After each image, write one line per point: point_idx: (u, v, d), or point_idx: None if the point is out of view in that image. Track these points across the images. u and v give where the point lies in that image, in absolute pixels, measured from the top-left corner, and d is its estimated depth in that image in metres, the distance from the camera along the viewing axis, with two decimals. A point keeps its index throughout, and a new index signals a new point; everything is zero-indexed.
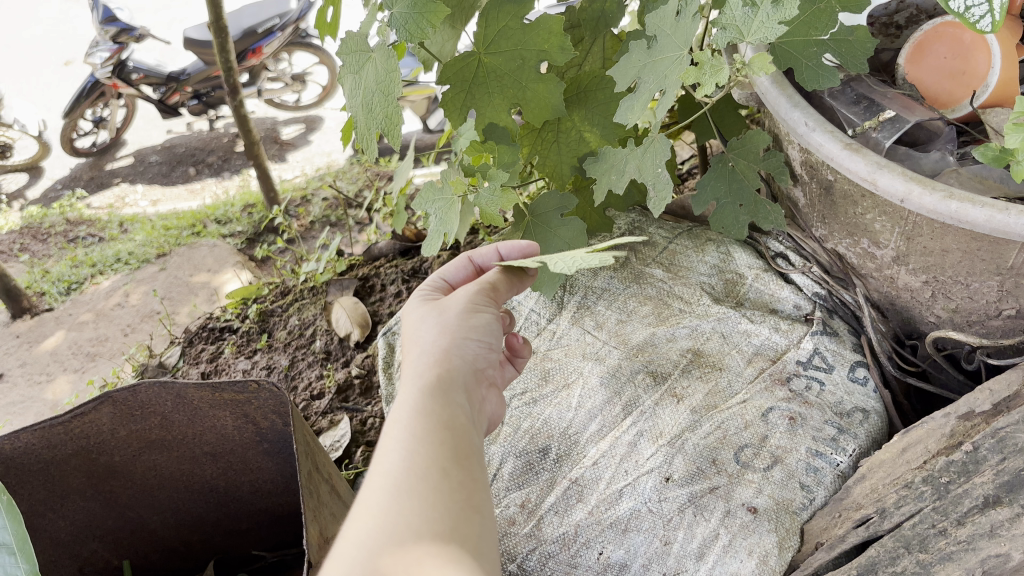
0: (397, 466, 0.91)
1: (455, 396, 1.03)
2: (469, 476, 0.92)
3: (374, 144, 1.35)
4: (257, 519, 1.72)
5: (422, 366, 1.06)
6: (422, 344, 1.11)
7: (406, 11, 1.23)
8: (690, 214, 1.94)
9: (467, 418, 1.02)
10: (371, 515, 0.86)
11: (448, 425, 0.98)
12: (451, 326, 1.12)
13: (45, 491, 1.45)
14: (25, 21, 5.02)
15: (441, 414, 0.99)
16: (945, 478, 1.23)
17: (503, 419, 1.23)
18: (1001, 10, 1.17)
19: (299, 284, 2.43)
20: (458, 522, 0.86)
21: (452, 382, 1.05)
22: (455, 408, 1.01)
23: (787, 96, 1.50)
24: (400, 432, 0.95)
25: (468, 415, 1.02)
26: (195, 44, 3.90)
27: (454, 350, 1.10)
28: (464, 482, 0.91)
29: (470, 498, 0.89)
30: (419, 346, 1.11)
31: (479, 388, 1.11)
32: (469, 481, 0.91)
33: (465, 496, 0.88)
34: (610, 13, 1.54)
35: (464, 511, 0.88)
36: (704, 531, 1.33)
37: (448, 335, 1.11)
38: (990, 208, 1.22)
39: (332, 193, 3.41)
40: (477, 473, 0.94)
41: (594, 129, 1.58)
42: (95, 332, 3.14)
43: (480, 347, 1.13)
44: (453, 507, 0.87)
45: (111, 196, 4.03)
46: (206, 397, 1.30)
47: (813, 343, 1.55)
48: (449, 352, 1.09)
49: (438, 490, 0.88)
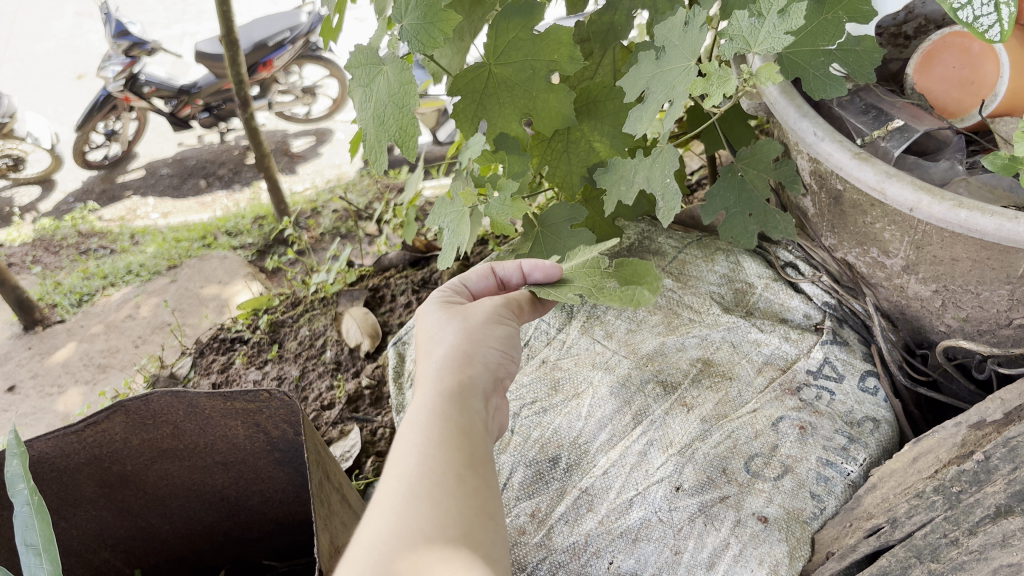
0: (411, 468, 0.92)
1: (473, 402, 1.04)
2: (484, 483, 0.93)
3: (383, 157, 1.35)
4: (268, 528, 1.73)
5: (443, 369, 1.07)
6: (441, 347, 1.11)
7: (417, 23, 1.24)
8: (699, 224, 1.95)
9: (483, 424, 1.02)
10: (384, 517, 0.87)
11: (465, 431, 0.98)
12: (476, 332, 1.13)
13: (58, 500, 1.46)
14: (39, 37, 5.08)
15: (458, 419, 0.99)
16: (957, 487, 1.22)
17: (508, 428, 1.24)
18: (1009, 20, 1.19)
19: (310, 294, 2.44)
20: (470, 529, 0.87)
21: (472, 388, 1.06)
22: (473, 414, 1.02)
23: (795, 106, 1.50)
24: (415, 435, 0.96)
25: (484, 420, 1.03)
26: (206, 57, 3.94)
27: (475, 354, 1.11)
28: (479, 488, 0.92)
29: (484, 505, 0.90)
30: (438, 348, 1.12)
31: (495, 396, 1.12)
32: (483, 488, 0.92)
33: (479, 504, 0.89)
34: (619, 25, 1.52)
35: (477, 517, 0.89)
36: (715, 540, 1.33)
37: (469, 341, 1.12)
38: (999, 216, 1.22)
39: (342, 205, 3.43)
40: (491, 480, 0.94)
41: (603, 139, 1.59)
42: (107, 344, 3.16)
43: (502, 356, 1.14)
44: (466, 514, 0.88)
45: (123, 208, 4.05)
46: (218, 407, 1.31)
47: (823, 352, 1.55)
48: (471, 357, 1.10)
49: (452, 496, 0.89)
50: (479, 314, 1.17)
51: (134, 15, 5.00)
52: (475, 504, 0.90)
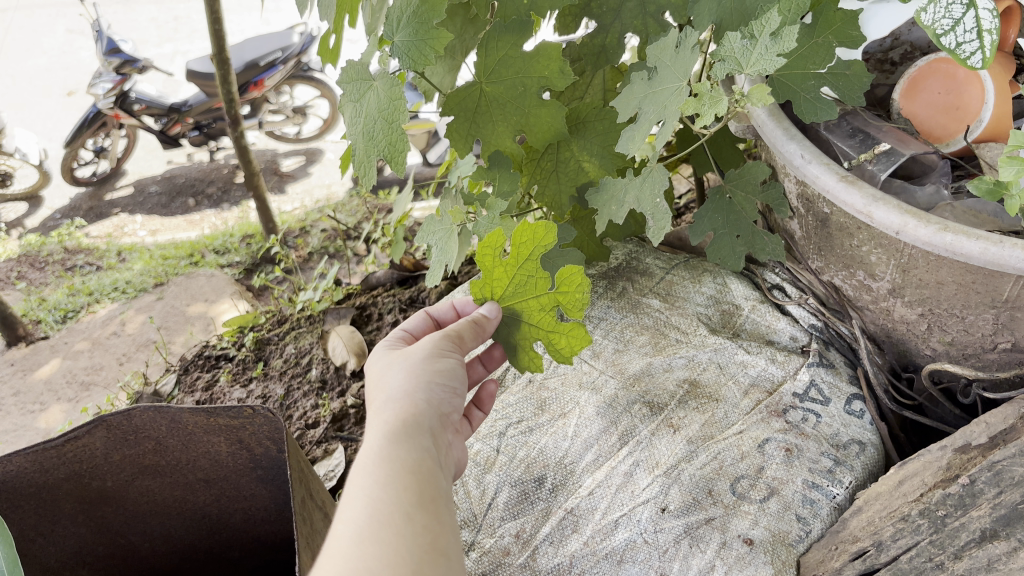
0: (362, 511, 0.92)
1: (420, 441, 1.05)
2: (435, 520, 0.94)
3: (375, 172, 1.35)
4: (249, 547, 1.71)
5: (390, 411, 1.09)
6: (387, 389, 1.14)
7: (409, 40, 1.25)
8: (687, 246, 1.96)
9: (432, 461, 1.04)
10: (337, 560, 0.88)
11: (413, 470, 0.99)
12: (420, 371, 1.16)
13: (36, 516, 1.43)
14: (29, 54, 5.08)
15: (406, 458, 1.01)
16: (942, 511, 1.24)
17: (466, 463, 1.24)
18: (992, 47, 1.19)
19: (297, 312, 2.43)
20: (422, 568, 0.88)
21: (419, 425, 1.08)
22: (421, 451, 1.03)
23: (783, 129, 1.51)
24: (364, 478, 0.97)
25: (433, 458, 1.04)
26: (197, 76, 3.90)
27: (418, 392, 1.13)
28: (429, 526, 0.93)
29: (435, 542, 0.91)
30: (384, 393, 1.14)
31: (445, 431, 1.14)
32: (433, 524, 0.93)
33: (428, 543, 0.90)
34: (610, 48, 1.50)
35: (429, 556, 0.90)
36: (700, 563, 1.32)
37: (415, 381, 1.14)
38: (984, 240, 1.23)
39: (331, 224, 3.43)
40: (443, 516, 0.95)
41: (592, 159, 1.58)
42: (90, 361, 3.13)
43: (445, 391, 1.17)
44: (417, 553, 0.89)
45: (110, 225, 4.03)
46: (201, 423, 1.30)
47: (809, 375, 1.55)
48: (414, 394, 1.13)
49: (403, 535, 0.90)
50: (421, 349, 1.20)
51: (126, 33, 5.02)
52: (426, 541, 0.91)
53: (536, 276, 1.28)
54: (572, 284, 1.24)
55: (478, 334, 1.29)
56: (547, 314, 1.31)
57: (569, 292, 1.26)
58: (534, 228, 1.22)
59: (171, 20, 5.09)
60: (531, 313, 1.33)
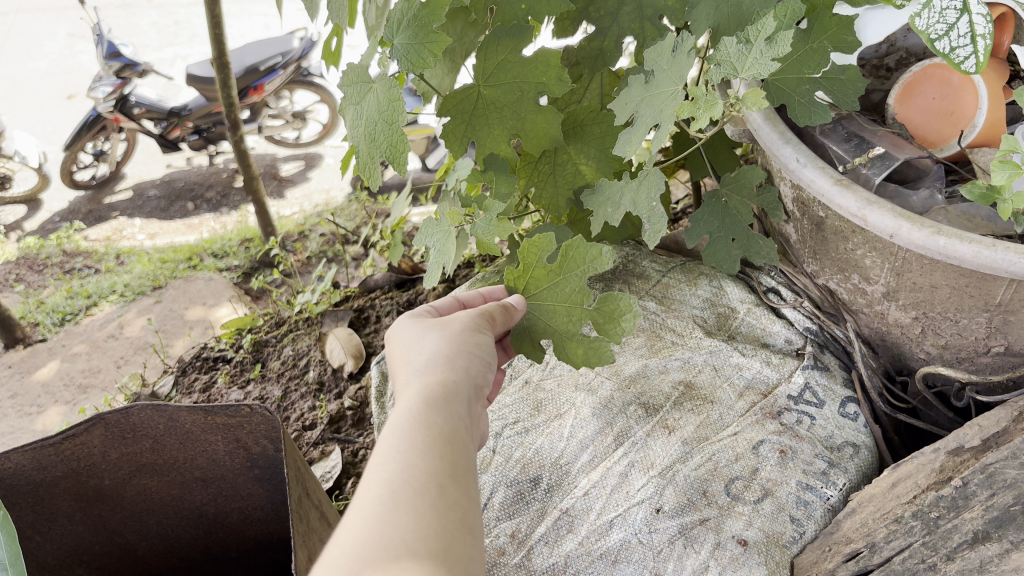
0: (393, 475, 0.89)
1: (457, 407, 1.03)
2: (466, 494, 0.91)
3: (378, 174, 1.36)
4: (245, 546, 1.72)
5: (427, 372, 1.08)
6: (423, 355, 1.12)
7: (408, 42, 1.26)
8: (683, 249, 1.98)
9: (466, 431, 1.01)
10: (367, 523, 0.85)
11: (448, 439, 0.96)
12: (454, 334, 1.16)
13: (34, 514, 1.44)
14: (30, 57, 5.10)
15: (442, 425, 0.98)
16: (935, 513, 1.25)
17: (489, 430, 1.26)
18: (986, 52, 1.20)
19: (294, 314, 2.44)
20: (450, 541, 0.85)
21: (457, 393, 1.05)
22: (455, 417, 1.00)
23: (778, 133, 1.52)
24: (398, 442, 0.94)
25: (466, 425, 1.01)
26: (197, 80, 3.91)
27: (456, 359, 1.11)
28: (460, 501, 0.89)
29: (464, 518, 0.88)
30: (419, 355, 1.13)
31: (479, 402, 1.11)
32: (465, 500, 0.90)
33: (459, 516, 0.88)
34: (607, 51, 1.51)
35: (458, 530, 0.87)
36: (694, 563, 1.33)
37: (453, 345, 1.14)
38: (977, 244, 1.24)
39: (330, 229, 3.45)
40: (473, 491, 0.92)
41: (589, 161, 1.60)
42: (88, 363, 3.13)
43: (480, 364, 1.14)
44: (447, 529, 0.85)
45: (109, 229, 4.04)
46: (199, 422, 1.31)
47: (803, 378, 1.55)
48: (453, 362, 1.10)
49: (432, 508, 0.87)
50: (457, 322, 1.19)
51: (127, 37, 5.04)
52: (455, 517, 0.88)
53: (573, 290, 1.34)
54: (612, 304, 1.32)
55: (506, 317, 1.29)
56: (572, 325, 1.36)
57: (605, 309, 1.32)
58: (586, 250, 1.31)
59: (172, 24, 5.10)
60: (550, 322, 1.37)
